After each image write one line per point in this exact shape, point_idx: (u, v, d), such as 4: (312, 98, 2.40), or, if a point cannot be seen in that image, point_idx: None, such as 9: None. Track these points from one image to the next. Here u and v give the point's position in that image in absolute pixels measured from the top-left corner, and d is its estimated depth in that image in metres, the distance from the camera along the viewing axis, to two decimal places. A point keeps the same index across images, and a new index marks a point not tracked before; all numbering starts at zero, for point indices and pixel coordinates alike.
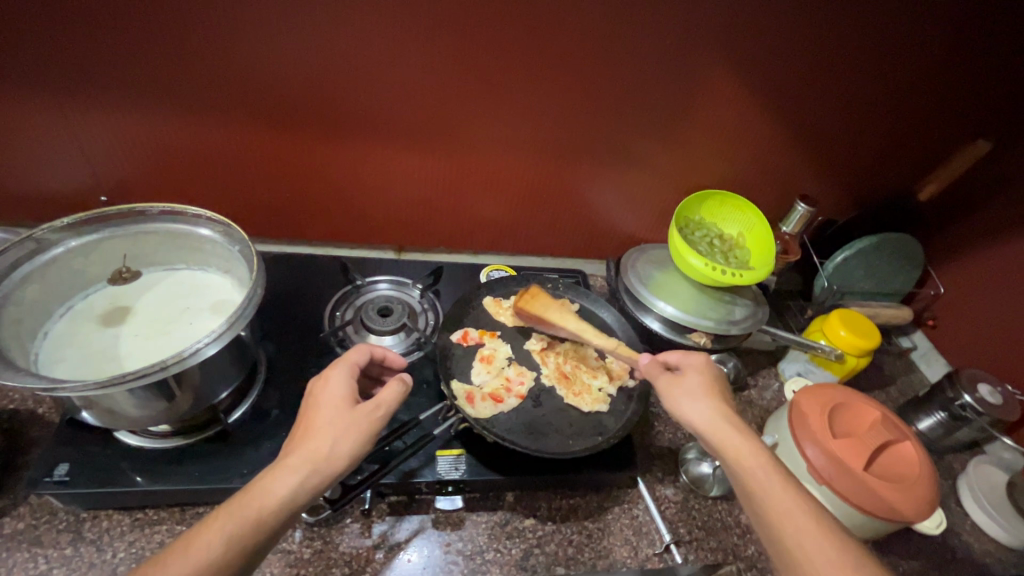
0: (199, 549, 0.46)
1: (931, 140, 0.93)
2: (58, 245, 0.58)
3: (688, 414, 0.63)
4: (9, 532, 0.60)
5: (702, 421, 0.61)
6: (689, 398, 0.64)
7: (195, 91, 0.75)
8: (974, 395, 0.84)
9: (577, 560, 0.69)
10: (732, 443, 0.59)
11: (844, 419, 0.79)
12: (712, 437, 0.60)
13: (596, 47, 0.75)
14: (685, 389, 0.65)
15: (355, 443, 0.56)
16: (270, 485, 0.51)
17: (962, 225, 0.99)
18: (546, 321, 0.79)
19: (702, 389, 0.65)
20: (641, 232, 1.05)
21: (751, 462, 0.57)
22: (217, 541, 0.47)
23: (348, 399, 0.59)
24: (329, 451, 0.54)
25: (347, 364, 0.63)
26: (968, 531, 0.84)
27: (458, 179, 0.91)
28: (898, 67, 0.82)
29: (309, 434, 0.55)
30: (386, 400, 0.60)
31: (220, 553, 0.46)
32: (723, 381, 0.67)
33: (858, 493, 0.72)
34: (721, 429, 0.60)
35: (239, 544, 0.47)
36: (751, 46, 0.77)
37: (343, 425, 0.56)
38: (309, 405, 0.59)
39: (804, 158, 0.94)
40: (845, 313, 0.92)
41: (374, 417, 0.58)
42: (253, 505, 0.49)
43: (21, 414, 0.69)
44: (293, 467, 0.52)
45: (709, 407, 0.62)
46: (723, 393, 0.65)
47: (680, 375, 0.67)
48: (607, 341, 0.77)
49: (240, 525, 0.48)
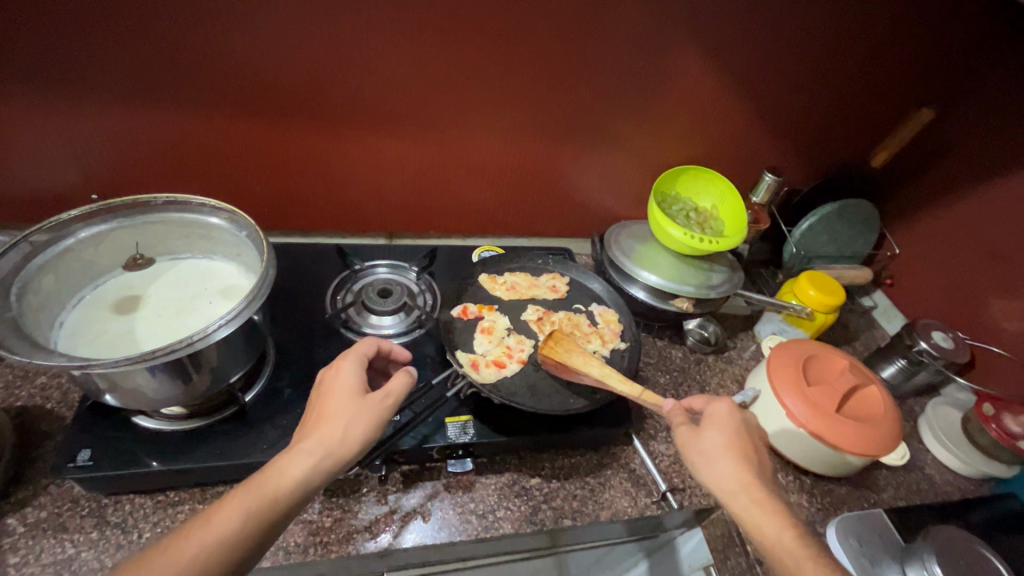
0: (218, 524, 0.48)
1: (881, 112, 1.01)
2: (70, 237, 0.61)
3: (710, 477, 0.58)
4: (33, 521, 0.61)
5: (724, 486, 0.57)
6: (707, 459, 0.59)
7: (184, 86, 0.76)
8: (929, 342, 0.92)
9: (582, 512, 0.74)
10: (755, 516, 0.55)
11: (817, 368, 0.86)
12: (734, 507, 0.56)
13: (576, 34, 0.80)
14: (704, 450, 0.60)
15: (367, 427, 0.56)
16: (285, 466, 0.52)
17: (911, 190, 1.08)
18: (569, 369, 0.73)
19: (724, 447, 0.59)
20: (621, 210, 1.11)
21: (772, 539, 0.54)
22: (234, 516, 0.48)
23: (358, 387, 0.59)
24: (340, 436, 0.55)
25: (355, 355, 0.62)
26: (930, 464, 0.92)
27: (447, 165, 0.95)
28: (849, 45, 0.89)
29: (322, 420, 0.56)
30: (396, 388, 0.60)
31: (238, 528, 0.48)
32: (748, 435, 0.61)
33: (830, 431, 0.79)
34: (744, 499, 0.56)
35: (256, 520, 0.49)
36: (718, 28, 0.83)
37: (354, 412, 0.57)
38: (320, 394, 0.59)
39: (769, 133, 1.01)
40: (813, 274, 1.00)
41: (384, 405, 0.58)
42: (269, 485, 0.51)
43: (31, 410, 0.70)
44: (307, 451, 0.53)
45: (735, 473, 0.57)
46: (749, 449, 0.60)
47: (702, 428, 0.62)
48: (631, 387, 0.69)
49: (257, 503, 0.49)
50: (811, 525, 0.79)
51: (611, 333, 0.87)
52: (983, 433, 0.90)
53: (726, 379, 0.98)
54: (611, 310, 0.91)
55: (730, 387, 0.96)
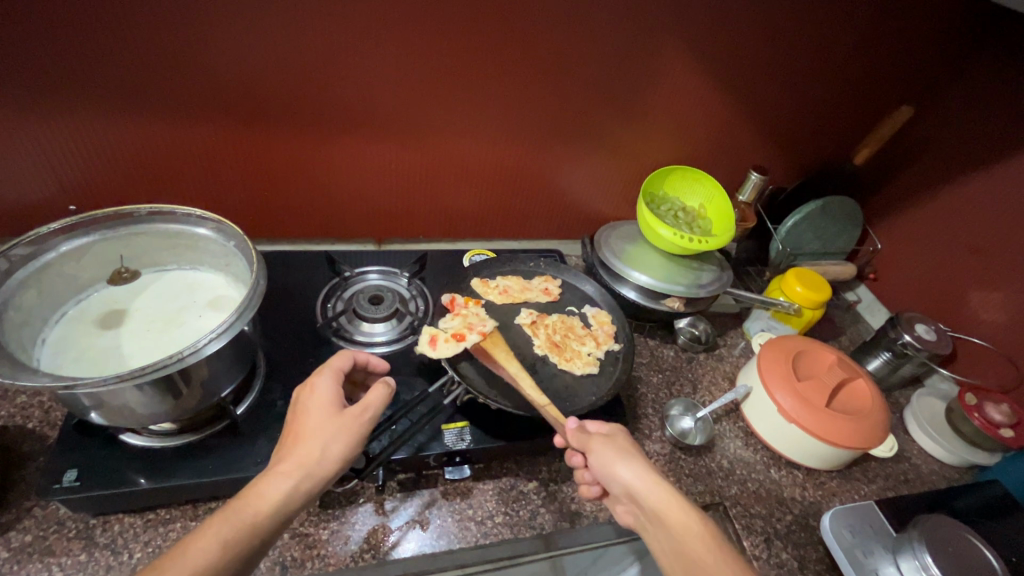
0: (195, 555, 0.46)
1: (861, 110, 1.04)
2: (50, 250, 0.59)
3: (628, 470, 0.60)
4: (17, 545, 0.59)
5: (640, 477, 0.60)
6: (621, 455, 0.62)
7: (162, 92, 0.74)
8: (913, 335, 0.94)
9: (581, 514, 0.74)
10: (669, 501, 0.57)
11: (807, 363, 0.88)
12: (650, 494, 0.58)
13: (564, 36, 0.80)
14: (618, 444, 0.63)
15: (347, 445, 0.56)
16: (264, 490, 0.51)
17: (891, 186, 1.10)
18: (490, 356, 0.75)
19: (630, 447, 0.63)
20: (610, 211, 1.12)
21: (688, 519, 0.56)
22: (213, 545, 0.47)
23: (335, 403, 0.58)
24: (319, 455, 0.54)
25: (330, 370, 0.62)
26: (917, 455, 0.94)
27: (436, 169, 0.94)
28: (830, 45, 0.91)
29: (299, 440, 0.55)
30: (373, 402, 0.59)
31: (218, 558, 0.47)
32: None
33: (822, 427, 0.80)
34: (662, 488, 0.59)
35: (235, 549, 0.48)
36: (703, 30, 0.84)
37: (331, 430, 0.56)
38: (296, 414, 0.58)
39: (754, 132, 1.03)
40: (800, 271, 1.01)
41: (361, 420, 0.57)
42: (248, 509, 0.50)
43: (11, 430, 0.68)
44: (286, 472, 0.52)
45: (642, 466, 0.61)
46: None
47: (608, 434, 0.65)
48: (538, 396, 0.70)
49: (236, 530, 0.48)
50: (805, 517, 0.81)
51: (604, 335, 0.87)
52: (966, 422, 0.92)
53: (718, 377, 0.99)
54: (604, 311, 0.91)
55: (721, 385, 0.97)
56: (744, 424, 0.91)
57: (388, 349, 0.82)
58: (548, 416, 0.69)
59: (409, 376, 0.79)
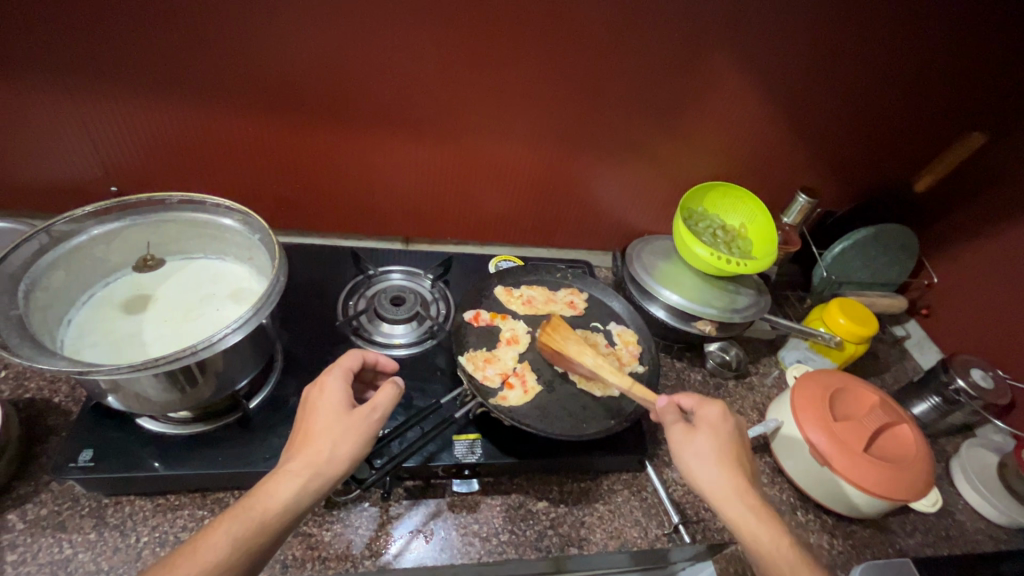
0: (207, 552, 0.46)
1: (927, 135, 0.96)
2: (81, 233, 0.60)
3: (706, 482, 0.59)
4: (33, 518, 0.60)
5: (723, 507, 0.57)
6: (701, 462, 0.60)
7: (203, 79, 0.75)
8: (967, 380, 0.87)
9: (590, 540, 0.71)
10: (746, 521, 0.56)
11: (845, 402, 0.82)
12: (726, 514, 0.57)
13: (608, 42, 0.77)
14: (699, 452, 0.60)
15: (355, 444, 0.54)
16: (273, 488, 0.50)
17: (954, 217, 1.02)
18: (564, 357, 0.75)
19: (718, 451, 0.60)
20: (643, 223, 1.07)
21: (763, 546, 0.55)
22: (223, 543, 0.47)
23: (344, 403, 0.57)
24: (328, 455, 0.53)
25: (340, 370, 0.60)
26: (962, 510, 0.87)
27: (468, 171, 0.92)
28: (898, 63, 0.85)
29: (308, 439, 0.54)
30: (382, 402, 0.57)
31: (228, 554, 0.46)
32: (739, 442, 0.63)
33: (858, 472, 0.74)
34: (749, 522, 0.56)
35: (246, 546, 0.48)
36: (757, 42, 0.79)
37: (340, 430, 0.54)
38: (305, 413, 0.57)
39: (805, 152, 0.97)
40: (845, 301, 0.94)
41: (369, 421, 0.56)
42: (257, 506, 0.49)
43: (37, 403, 0.70)
44: (295, 471, 0.51)
45: (727, 478, 0.58)
46: (739, 454, 0.61)
47: (695, 430, 0.63)
48: (622, 379, 0.71)
49: (247, 527, 0.48)
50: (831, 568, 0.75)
51: (629, 355, 0.84)
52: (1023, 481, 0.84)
53: (746, 407, 0.93)
54: (630, 330, 0.88)
55: (750, 416, 0.92)
56: (772, 460, 0.86)
57: (407, 352, 0.81)
58: (638, 396, 0.70)
59: (424, 382, 0.78)
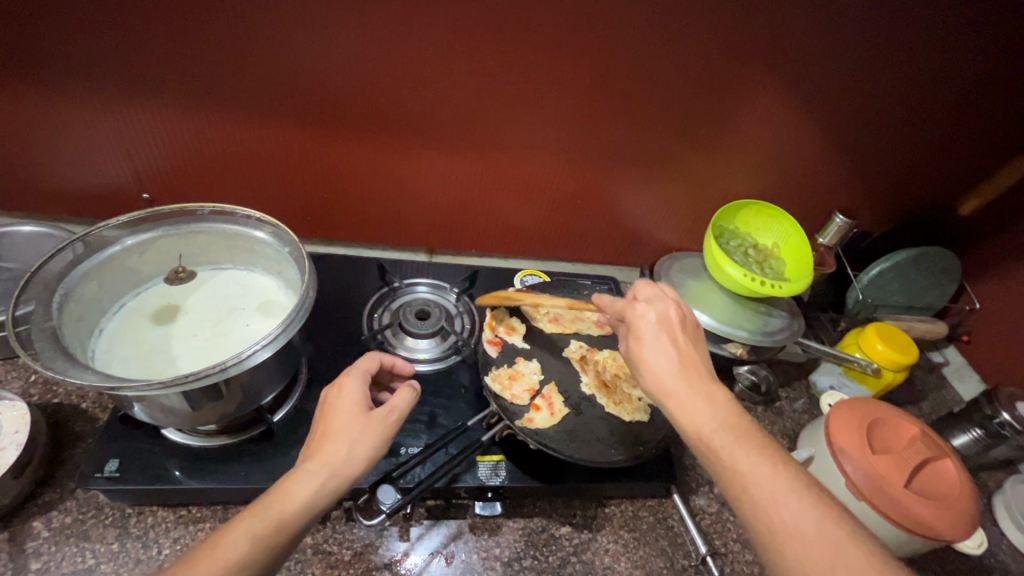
0: (227, 548, 0.44)
1: (973, 155, 0.93)
2: (115, 244, 0.61)
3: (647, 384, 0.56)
4: (57, 526, 0.60)
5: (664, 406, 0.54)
6: (642, 367, 0.57)
7: (237, 87, 0.75)
8: (1013, 413, 0.83)
9: (614, 569, 0.69)
10: (684, 415, 0.52)
11: (883, 434, 0.78)
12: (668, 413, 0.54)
13: (642, 55, 0.75)
14: (638, 355, 0.58)
15: (372, 446, 0.53)
16: (291, 488, 0.48)
17: (1000, 241, 0.98)
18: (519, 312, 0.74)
19: (653, 350, 0.57)
20: (672, 240, 1.05)
21: (704, 431, 0.51)
22: (243, 540, 0.44)
23: (361, 404, 0.56)
24: (346, 455, 0.51)
25: (358, 372, 0.59)
26: (1006, 551, 0.82)
27: (496, 183, 0.91)
28: (946, 80, 0.82)
29: (326, 439, 0.52)
30: (399, 405, 0.56)
31: (247, 553, 0.44)
32: (682, 332, 0.59)
33: (896, 508, 0.70)
34: (688, 413, 0.52)
35: (264, 546, 0.45)
36: (799, 56, 0.77)
37: (357, 429, 0.53)
38: (323, 414, 0.55)
39: (844, 170, 0.94)
40: (882, 326, 0.91)
41: (387, 422, 0.55)
42: (277, 505, 0.47)
43: (65, 409, 0.70)
44: (313, 470, 0.50)
45: (671, 374, 0.55)
46: (685, 350, 0.57)
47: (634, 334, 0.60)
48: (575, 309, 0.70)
49: (266, 525, 0.46)
50: None
51: None
52: None
53: (776, 433, 0.90)
54: None
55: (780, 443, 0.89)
56: None
57: (431, 368, 0.80)
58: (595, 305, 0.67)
59: (449, 400, 0.76)
